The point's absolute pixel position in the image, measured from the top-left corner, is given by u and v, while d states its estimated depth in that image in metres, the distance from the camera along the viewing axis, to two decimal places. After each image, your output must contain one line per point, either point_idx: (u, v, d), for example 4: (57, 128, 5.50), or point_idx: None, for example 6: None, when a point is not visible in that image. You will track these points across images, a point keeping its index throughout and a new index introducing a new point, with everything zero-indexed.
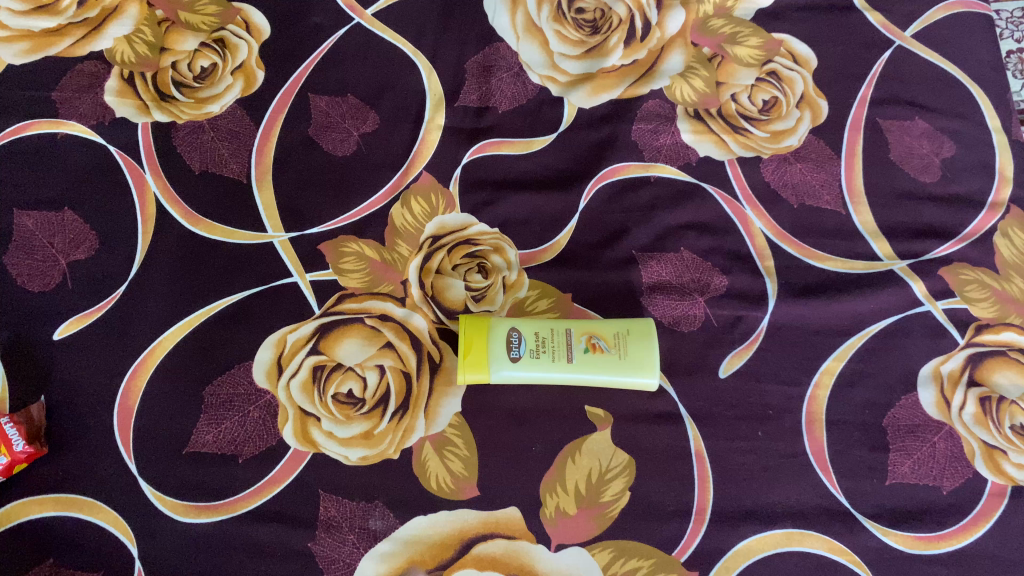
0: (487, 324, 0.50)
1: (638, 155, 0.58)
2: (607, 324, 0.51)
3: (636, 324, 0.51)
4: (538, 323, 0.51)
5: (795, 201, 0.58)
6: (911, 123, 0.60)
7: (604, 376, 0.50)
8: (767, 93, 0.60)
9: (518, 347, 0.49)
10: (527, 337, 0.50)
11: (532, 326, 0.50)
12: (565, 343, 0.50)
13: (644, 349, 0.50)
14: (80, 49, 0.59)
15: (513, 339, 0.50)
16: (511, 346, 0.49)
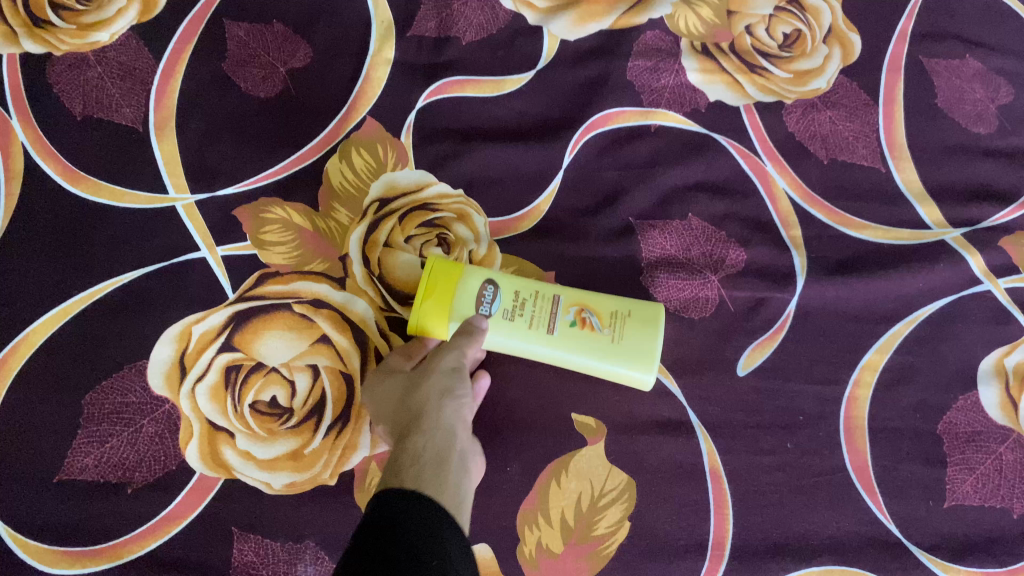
0: (454, 273, 0.39)
1: (635, 99, 0.47)
2: (604, 299, 0.40)
3: (639, 307, 0.40)
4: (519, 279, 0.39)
5: (825, 157, 0.47)
6: (961, 63, 0.50)
7: (590, 364, 0.39)
8: (788, 26, 0.49)
9: (490, 306, 0.39)
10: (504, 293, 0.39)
11: (511, 284, 0.39)
12: (548, 313, 0.39)
13: (648, 342, 0.39)
14: None
15: (485, 293, 0.38)
16: (481, 301, 0.38)
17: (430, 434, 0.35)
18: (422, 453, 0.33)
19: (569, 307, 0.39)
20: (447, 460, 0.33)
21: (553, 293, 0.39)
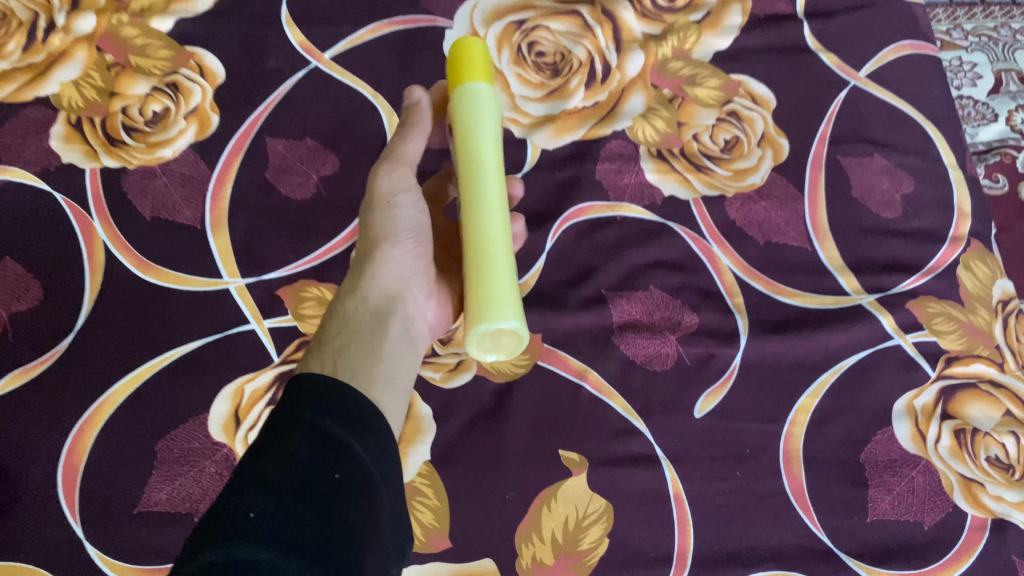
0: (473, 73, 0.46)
1: (603, 194, 0.58)
2: (499, 248, 0.43)
3: (500, 298, 0.42)
4: (494, 150, 0.46)
5: (762, 239, 0.57)
6: (870, 160, 0.61)
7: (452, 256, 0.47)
8: (728, 133, 0.61)
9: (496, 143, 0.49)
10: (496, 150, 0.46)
11: (482, 129, 0.45)
12: (472, 175, 0.44)
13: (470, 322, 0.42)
14: (25, 94, 0.58)
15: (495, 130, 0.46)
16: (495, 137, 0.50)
17: (366, 295, 0.44)
18: (356, 313, 0.43)
19: (472, 206, 0.44)
20: (377, 322, 0.43)
21: (473, 192, 0.44)
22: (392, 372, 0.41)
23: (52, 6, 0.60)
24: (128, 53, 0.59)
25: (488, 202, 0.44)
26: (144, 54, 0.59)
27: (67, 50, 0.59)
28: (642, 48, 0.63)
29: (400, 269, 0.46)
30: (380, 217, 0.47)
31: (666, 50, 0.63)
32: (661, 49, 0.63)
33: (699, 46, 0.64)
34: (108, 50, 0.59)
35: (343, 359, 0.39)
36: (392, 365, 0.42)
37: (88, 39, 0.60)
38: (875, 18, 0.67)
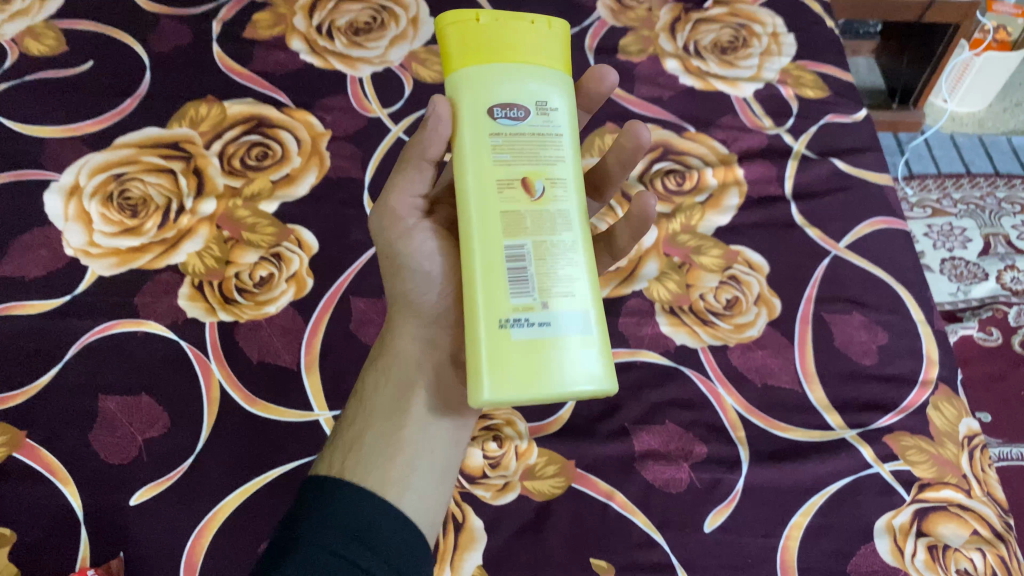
0: (448, 67, 0.46)
1: (625, 343, 0.70)
2: (490, 277, 0.43)
3: (480, 361, 0.42)
4: (478, 148, 0.45)
5: (759, 381, 0.69)
6: (850, 317, 0.72)
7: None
8: (729, 293, 0.73)
9: (507, 117, 0.45)
10: (506, 138, 0.45)
11: (458, 130, 0.45)
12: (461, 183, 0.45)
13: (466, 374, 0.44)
14: (159, 262, 0.72)
15: (508, 111, 0.45)
16: (512, 108, 0.45)
17: (386, 365, 0.54)
18: (376, 389, 0.53)
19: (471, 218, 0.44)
20: (395, 397, 0.52)
21: (469, 210, 0.44)
22: (411, 458, 0.50)
23: (182, 193, 0.76)
24: (241, 229, 0.74)
25: (473, 217, 0.44)
26: (254, 230, 0.74)
27: (192, 228, 0.74)
28: (655, 223, 0.77)
29: (419, 332, 0.53)
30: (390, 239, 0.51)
31: (676, 225, 0.78)
32: (671, 224, 0.78)
33: (704, 221, 0.78)
34: (225, 227, 0.74)
35: (354, 457, 0.49)
36: (409, 451, 0.50)
37: (209, 219, 0.75)
38: (852, 198, 0.81)
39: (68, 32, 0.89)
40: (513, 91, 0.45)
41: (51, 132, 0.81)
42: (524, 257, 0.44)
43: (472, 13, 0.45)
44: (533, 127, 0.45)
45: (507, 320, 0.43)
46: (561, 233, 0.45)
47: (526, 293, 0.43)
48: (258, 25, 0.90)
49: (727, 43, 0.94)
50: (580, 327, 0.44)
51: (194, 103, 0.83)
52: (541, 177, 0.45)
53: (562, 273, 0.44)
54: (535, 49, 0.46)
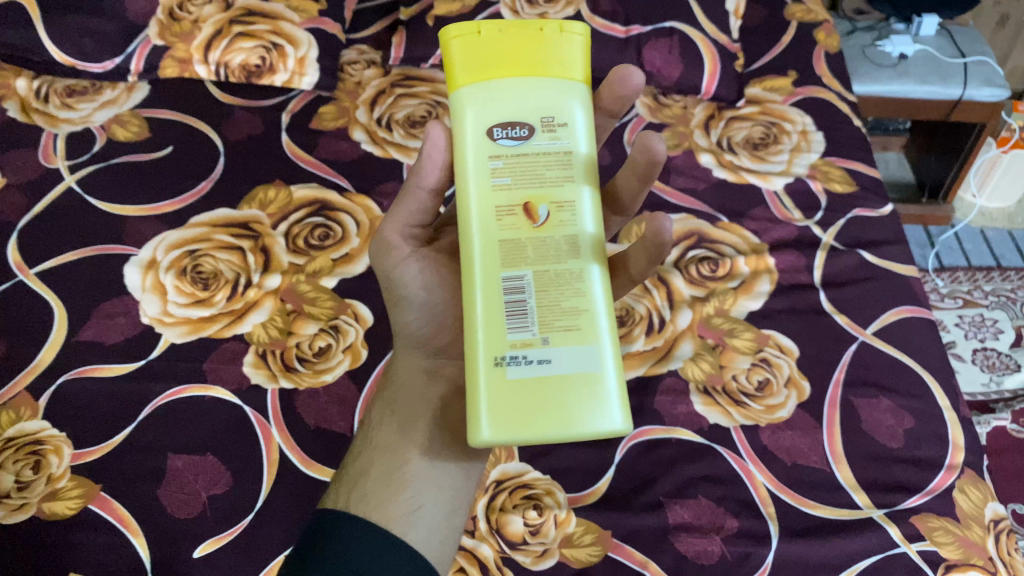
0: (453, 83, 0.51)
1: (660, 420, 0.74)
2: (490, 311, 0.49)
3: (479, 403, 0.48)
4: (480, 171, 0.50)
5: (789, 460, 0.72)
6: (877, 400, 0.76)
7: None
8: (761, 375, 0.77)
9: (507, 138, 0.50)
10: (508, 160, 0.50)
11: (462, 150, 0.50)
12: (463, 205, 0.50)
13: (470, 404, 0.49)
14: (226, 331, 0.78)
15: (511, 131, 0.50)
16: (512, 129, 0.50)
17: (394, 398, 0.61)
18: (383, 420, 0.60)
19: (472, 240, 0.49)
20: (400, 427, 0.59)
21: (468, 234, 0.50)
22: (417, 491, 0.55)
23: (250, 268, 0.82)
24: (302, 302, 0.80)
25: (474, 242, 0.49)
26: (314, 304, 0.80)
27: (258, 300, 0.80)
28: (690, 307, 0.82)
29: (421, 363, 0.61)
30: (385, 265, 0.57)
31: (710, 308, 0.82)
32: (705, 308, 0.82)
33: (736, 305, 0.83)
34: (288, 300, 0.80)
35: (358, 493, 0.54)
36: (414, 484, 0.55)
37: (274, 292, 0.81)
38: (879, 288, 0.85)
39: (151, 121, 0.98)
40: (512, 112, 0.50)
41: (131, 210, 0.88)
42: (524, 288, 0.49)
43: (474, 26, 0.49)
44: (535, 145, 0.50)
45: (504, 358, 0.48)
46: (563, 261, 0.49)
47: (525, 329, 0.48)
48: (325, 117, 1.02)
49: (758, 139, 1.01)
50: (582, 361, 0.48)
51: (263, 188, 0.91)
52: (542, 201, 0.49)
53: (565, 306, 0.48)
54: (538, 59, 0.50)
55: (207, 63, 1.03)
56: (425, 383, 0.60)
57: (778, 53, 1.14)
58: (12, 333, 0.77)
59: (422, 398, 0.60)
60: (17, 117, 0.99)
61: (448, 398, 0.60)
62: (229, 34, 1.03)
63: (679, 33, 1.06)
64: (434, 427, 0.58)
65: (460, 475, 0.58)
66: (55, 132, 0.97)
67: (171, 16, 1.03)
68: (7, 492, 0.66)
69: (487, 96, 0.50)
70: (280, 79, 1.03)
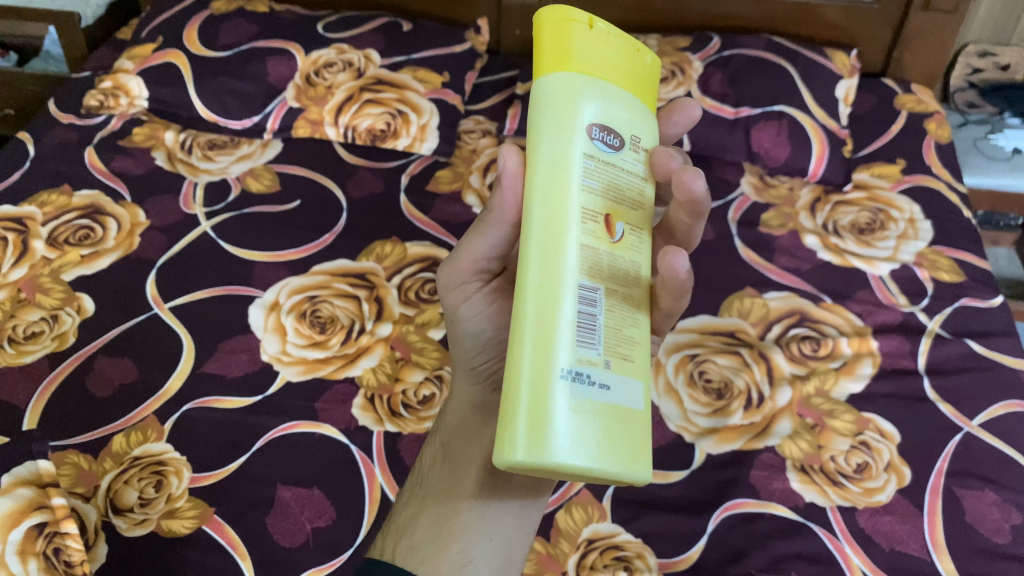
0: (562, 65, 0.46)
1: (755, 494, 0.74)
2: (562, 316, 0.43)
3: (542, 417, 0.41)
4: (573, 167, 0.45)
5: (887, 545, 0.70)
6: (982, 493, 0.74)
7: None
8: (860, 457, 0.76)
9: (603, 142, 0.47)
10: (599, 166, 0.46)
11: (553, 134, 0.46)
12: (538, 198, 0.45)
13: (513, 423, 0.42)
14: (338, 373, 0.82)
15: (605, 137, 0.47)
16: (605, 134, 0.47)
17: (445, 439, 0.59)
18: (433, 466, 0.58)
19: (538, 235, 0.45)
20: (452, 469, 0.56)
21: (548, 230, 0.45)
22: (467, 543, 0.52)
23: (364, 316, 0.87)
24: (411, 351, 0.84)
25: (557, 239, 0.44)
26: (421, 353, 0.84)
27: (369, 347, 0.84)
28: (790, 384, 0.83)
29: (473, 398, 0.59)
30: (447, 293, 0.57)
31: (810, 388, 0.82)
32: (805, 387, 0.82)
33: (837, 386, 0.83)
34: (397, 349, 0.84)
35: (405, 546, 0.52)
36: (465, 535, 0.52)
37: (385, 340, 0.85)
38: (985, 380, 0.83)
39: (282, 176, 1.06)
40: (611, 118, 0.47)
41: (259, 256, 0.94)
42: (595, 303, 0.44)
43: (593, 18, 0.47)
44: (621, 159, 0.47)
45: (569, 372, 0.42)
46: (629, 288, 0.47)
47: (591, 347, 0.44)
48: (441, 180, 1.07)
49: (864, 225, 1.01)
50: (633, 398, 0.45)
51: (381, 243, 0.97)
52: (619, 218, 0.47)
53: (625, 335, 0.46)
54: (632, 75, 0.49)
55: (337, 125, 1.10)
56: (480, 423, 0.58)
57: (887, 141, 1.15)
58: (144, 361, 0.82)
59: (479, 435, 0.57)
60: (162, 165, 1.06)
61: None
62: (359, 100, 1.11)
63: (788, 117, 1.09)
64: (487, 469, 0.55)
65: (515, 523, 0.54)
66: (195, 181, 1.04)
67: (307, 81, 1.12)
68: (130, 507, 0.70)
69: (593, 93, 0.47)
70: (402, 144, 1.10)
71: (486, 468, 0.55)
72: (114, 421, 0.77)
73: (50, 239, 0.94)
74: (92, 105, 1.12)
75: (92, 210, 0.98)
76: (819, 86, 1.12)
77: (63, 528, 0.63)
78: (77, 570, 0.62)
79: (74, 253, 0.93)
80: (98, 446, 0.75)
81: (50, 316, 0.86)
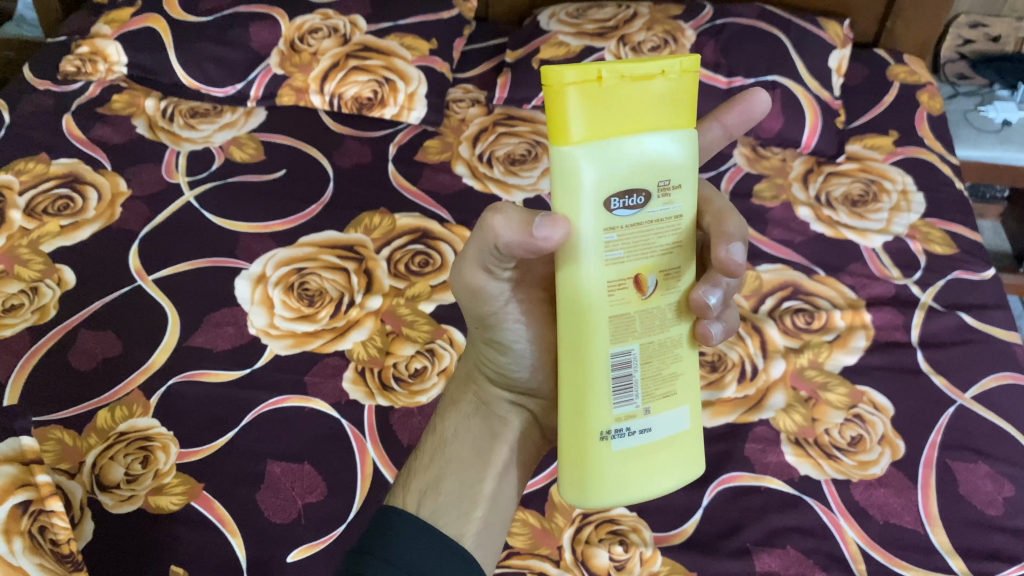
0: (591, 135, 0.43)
1: (750, 468, 0.74)
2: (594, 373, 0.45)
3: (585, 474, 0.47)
4: (592, 244, 0.43)
5: (881, 518, 0.70)
6: (975, 466, 0.74)
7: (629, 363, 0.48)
8: (853, 430, 0.76)
9: (623, 207, 0.42)
10: (624, 237, 0.43)
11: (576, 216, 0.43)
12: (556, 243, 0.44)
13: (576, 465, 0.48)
14: (328, 346, 0.81)
15: (631, 198, 0.42)
16: (628, 197, 0.42)
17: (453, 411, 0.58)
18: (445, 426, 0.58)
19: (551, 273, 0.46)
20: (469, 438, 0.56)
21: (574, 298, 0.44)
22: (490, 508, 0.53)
23: (353, 288, 0.85)
24: (401, 324, 0.83)
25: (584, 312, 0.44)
26: (412, 326, 0.83)
27: (359, 320, 0.83)
28: (783, 357, 0.82)
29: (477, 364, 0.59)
30: None
31: (804, 360, 0.82)
32: (799, 359, 0.82)
33: (831, 359, 0.82)
34: (388, 321, 0.83)
35: (432, 498, 0.52)
36: (487, 503, 0.53)
37: (375, 313, 0.84)
38: (979, 353, 0.83)
39: (266, 145, 1.04)
40: (634, 175, 0.42)
41: (245, 226, 0.92)
42: (630, 362, 0.45)
43: (594, 71, 0.40)
44: (648, 214, 0.43)
45: (609, 432, 0.46)
46: (666, 329, 0.46)
47: (629, 402, 0.46)
48: (430, 150, 1.06)
49: (857, 197, 1.01)
50: (675, 424, 0.47)
51: (369, 214, 0.95)
52: (651, 271, 0.44)
53: (665, 374, 0.47)
54: (651, 109, 0.42)
55: (322, 93, 1.08)
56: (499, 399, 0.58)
57: (880, 112, 1.14)
58: (128, 334, 0.81)
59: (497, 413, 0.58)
60: (143, 134, 1.03)
61: (522, 426, 0.58)
62: (345, 67, 1.09)
63: (782, 88, 1.08)
64: (508, 447, 0.57)
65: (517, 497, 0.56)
66: (177, 149, 1.02)
67: (291, 47, 1.10)
68: (116, 483, 0.69)
69: (649, 178, 0.43)
70: (389, 113, 1.08)
71: (506, 447, 0.57)
72: (98, 396, 0.75)
73: (28, 209, 0.92)
74: (69, 70, 1.09)
75: (71, 179, 0.96)
76: (813, 56, 1.11)
77: (47, 507, 0.62)
78: (64, 549, 0.61)
79: (54, 223, 0.91)
80: (82, 421, 0.73)
81: (29, 288, 0.84)
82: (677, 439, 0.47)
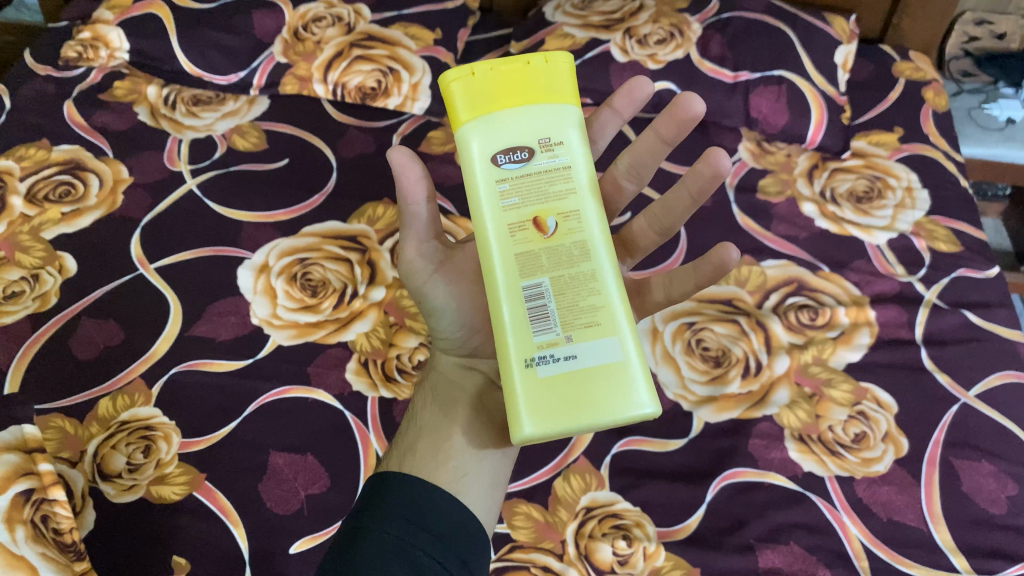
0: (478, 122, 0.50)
1: (754, 464, 0.74)
2: (513, 308, 0.47)
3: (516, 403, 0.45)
4: (489, 196, 0.48)
5: (885, 516, 0.70)
6: (979, 465, 0.74)
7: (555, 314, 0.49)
8: (858, 427, 0.76)
9: (509, 162, 0.48)
10: (514, 184, 0.48)
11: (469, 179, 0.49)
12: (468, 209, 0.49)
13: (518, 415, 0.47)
14: (331, 337, 0.80)
15: (513, 153, 0.48)
16: (512, 153, 0.48)
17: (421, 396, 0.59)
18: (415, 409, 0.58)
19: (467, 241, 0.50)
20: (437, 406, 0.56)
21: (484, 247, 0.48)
22: (464, 462, 0.51)
23: (356, 279, 0.85)
24: (404, 315, 0.82)
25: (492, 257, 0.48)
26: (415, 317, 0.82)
27: (362, 311, 0.83)
28: (788, 353, 0.82)
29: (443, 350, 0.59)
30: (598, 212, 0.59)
31: (808, 356, 0.82)
32: (803, 355, 0.82)
33: (835, 355, 0.82)
34: (391, 313, 0.83)
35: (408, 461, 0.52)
36: (460, 457, 0.51)
37: (378, 304, 0.83)
38: (983, 351, 0.83)
39: (269, 134, 1.03)
40: (515, 135, 0.48)
41: (248, 216, 0.92)
42: (543, 293, 0.47)
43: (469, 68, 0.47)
44: (536, 166, 0.48)
45: (534, 359, 0.45)
46: (575, 264, 0.47)
47: (549, 330, 0.46)
48: (433, 141, 1.05)
49: (862, 193, 1.00)
50: (607, 353, 0.46)
51: (372, 205, 0.94)
52: (549, 214, 0.48)
53: (583, 305, 0.46)
54: (532, 86, 0.48)
55: (326, 82, 1.07)
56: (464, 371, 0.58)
57: (885, 108, 1.13)
58: (130, 322, 0.80)
59: (460, 386, 0.57)
60: (145, 121, 1.03)
61: (485, 389, 0.57)
62: (349, 56, 1.08)
63: (788, 83, 1.07)
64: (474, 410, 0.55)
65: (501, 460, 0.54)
66: (179, 137, 1.01)
67: (295, 35, 1.09)
68: (118, 472, 0.68)
69: (529, 136, 0.48)
70: (393, 103, 1.07)
71: (472, 408, 0.55)
72: (100, 384, 0.75)
73: (29, 195, 0.91)
74: (70, 56, 1.08)
75: (72, 165, 0.95)
76: (818, 52, 1.10)
77: (51, 496, 0.62)
78: (66, 538, 0.61)
79: (55, 210, 0.90)
80: (84, 410, 0.73)
81: (30, 276, 0.83)
82: (610, 367, 0.45)
